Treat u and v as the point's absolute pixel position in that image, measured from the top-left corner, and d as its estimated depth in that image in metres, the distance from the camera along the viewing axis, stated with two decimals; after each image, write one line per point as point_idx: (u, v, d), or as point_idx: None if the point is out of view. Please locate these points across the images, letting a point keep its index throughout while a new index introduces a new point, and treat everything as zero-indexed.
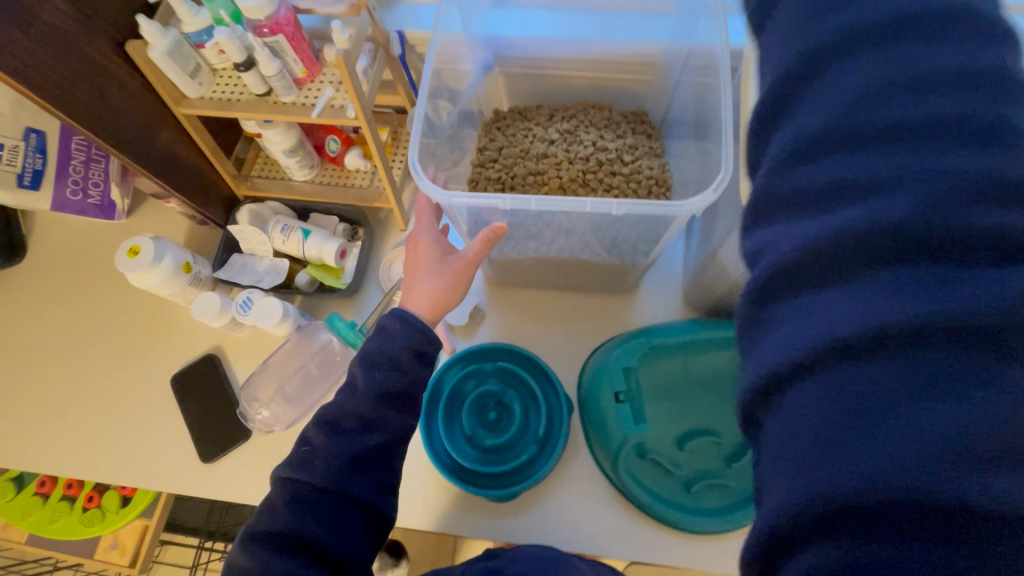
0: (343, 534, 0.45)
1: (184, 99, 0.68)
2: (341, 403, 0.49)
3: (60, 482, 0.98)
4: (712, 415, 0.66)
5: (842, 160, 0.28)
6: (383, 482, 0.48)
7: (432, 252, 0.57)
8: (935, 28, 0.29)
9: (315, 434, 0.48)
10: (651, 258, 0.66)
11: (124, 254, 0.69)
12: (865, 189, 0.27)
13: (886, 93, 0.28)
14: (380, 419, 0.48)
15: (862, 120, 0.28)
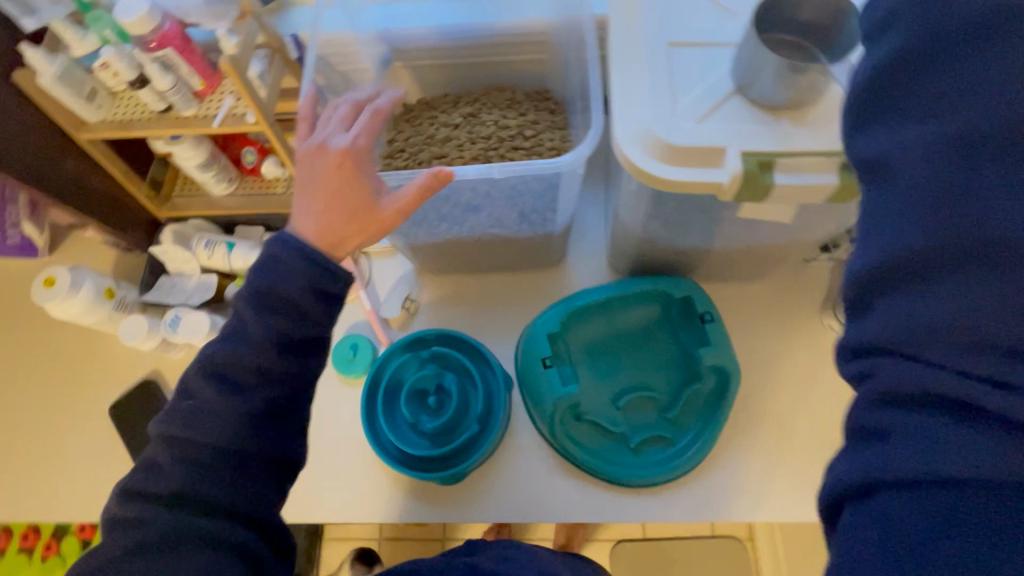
0: (243, 491, 0.45)
1: (84, 124, 0.67)
2: (226, 354, 0.46)
3: (16, 535, 0.95)
4: (640, 370, 0.70)
5: (960, 329, 0.27)
6: (277, 432, 0.47)
7: (359, 178, 0.50)
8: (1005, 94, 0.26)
9: (200, 388, 0.45)
10: (563, 225, 0.68)
11: (42, 286, 0.69)
12: (930, 301, 0.28)
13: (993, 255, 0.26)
14: (269, 371, 0.46)
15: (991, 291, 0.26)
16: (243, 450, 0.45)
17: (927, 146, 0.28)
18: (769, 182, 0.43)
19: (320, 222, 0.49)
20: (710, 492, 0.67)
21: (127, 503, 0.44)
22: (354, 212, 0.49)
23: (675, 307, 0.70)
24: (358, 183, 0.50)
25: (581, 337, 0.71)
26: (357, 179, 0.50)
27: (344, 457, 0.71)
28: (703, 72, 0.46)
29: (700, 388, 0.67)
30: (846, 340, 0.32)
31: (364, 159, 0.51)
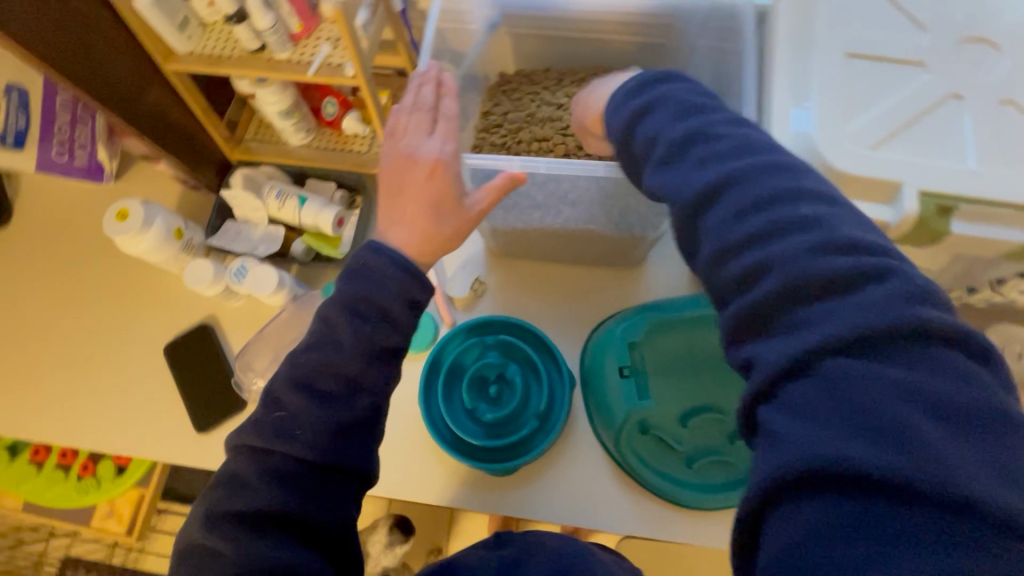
0: (334, 505, 0.41)
1: (172, 54, 0.64)
2: (320, 360, 0.43)
3: (54, 451, 0.96)
4: (716, 390, 0.65)
5: (795, 415, 0.27)
6: (368, 444, 0.43)
7: (452, 182, 0.48)
8: (844, 240, 0.30)
9: (291, 399, 0.42)
10: (660, 228, 0.64)
11: (112, 219, 0.67)
12: (785, 397, 0.28)
13: (855, 346, 0.27)
14: (364, 380, 0.43)
15: (837, 385, 0.26)
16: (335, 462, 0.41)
17: (789, 256, 0.30)
18: (944, 228, 0.40)
19: (411, 231, 0.47)
20: None
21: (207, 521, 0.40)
22: (446, 215, 0.47)
23: None
24: (453, 187, 0.48)
25: (658, 348, 0.67)
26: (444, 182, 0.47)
27: (396, 432, 0.70)
28: (883, 91, 0.42)
29: None
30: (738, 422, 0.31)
31: (452, 160, 0.48)
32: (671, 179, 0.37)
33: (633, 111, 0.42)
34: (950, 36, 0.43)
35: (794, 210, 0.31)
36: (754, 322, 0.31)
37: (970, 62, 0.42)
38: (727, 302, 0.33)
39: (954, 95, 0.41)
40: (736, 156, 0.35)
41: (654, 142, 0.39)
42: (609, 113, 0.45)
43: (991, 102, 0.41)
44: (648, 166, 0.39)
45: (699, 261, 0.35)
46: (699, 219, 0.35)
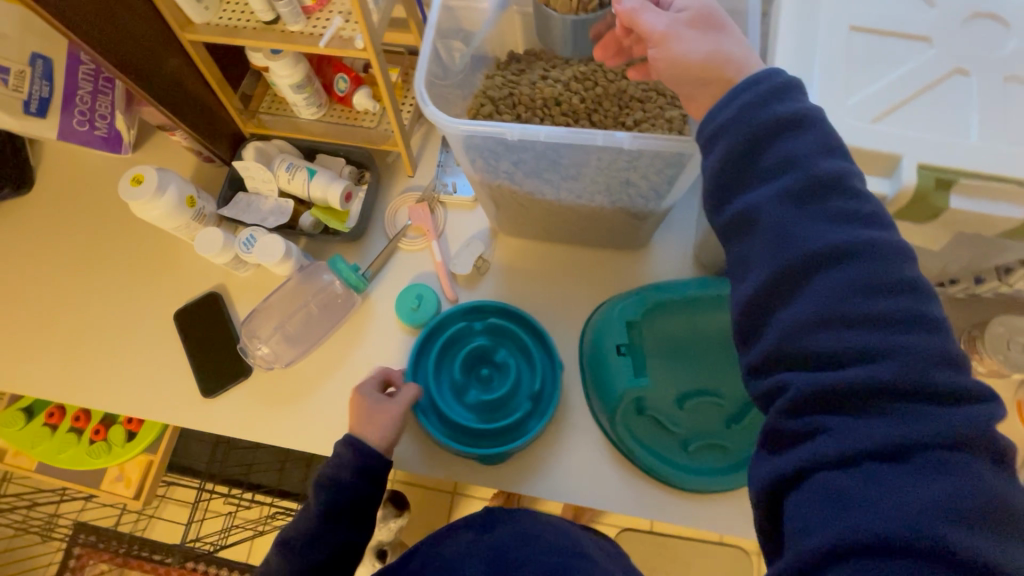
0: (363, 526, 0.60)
1: (190, 24, 0.66)
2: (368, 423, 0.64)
3: (68, 415, 0.99)
4: (714, 374, 0.66)
5: (870, 494, 0.32)
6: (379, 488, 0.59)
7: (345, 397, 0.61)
8: (931, 351, 0.34)
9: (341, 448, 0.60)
10: (664, 208, 0.64)
11: (128, 183, 0.69)
12: (860, 476, 0.33)
13: (931, 447, 0.32)
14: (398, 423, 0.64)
15: (914, 476, 0.32)
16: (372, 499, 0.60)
17: (884, 359, 0.34)
18: (943, 203, 0.39)
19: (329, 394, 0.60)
20: None
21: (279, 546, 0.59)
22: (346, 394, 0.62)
23: None
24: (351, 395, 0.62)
25: (658, 330, 0.67)
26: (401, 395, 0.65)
27: None
28: (889, 63, 0.41)
29: None
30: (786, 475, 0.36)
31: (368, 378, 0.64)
32: (793, 224, 0.38)
33: (770, 123, 0.40)
34: (957, 12, 0.42)
35: (906, 305, 0.35)
36: (847, 392, 0.35)
37: (981, 39, 0.42)
38: (812, 366, 0.36)
39: (960, 70, 0.41)
40: (862, 230, 0.37)
41: (783, 172, 0.39)
42: (722, 106, 0.42)
43: (998, 78, 0.40)
44: (758, 193, 0.40)
45: (788, 314, 0.38)
46: (807, 280, 0.37)
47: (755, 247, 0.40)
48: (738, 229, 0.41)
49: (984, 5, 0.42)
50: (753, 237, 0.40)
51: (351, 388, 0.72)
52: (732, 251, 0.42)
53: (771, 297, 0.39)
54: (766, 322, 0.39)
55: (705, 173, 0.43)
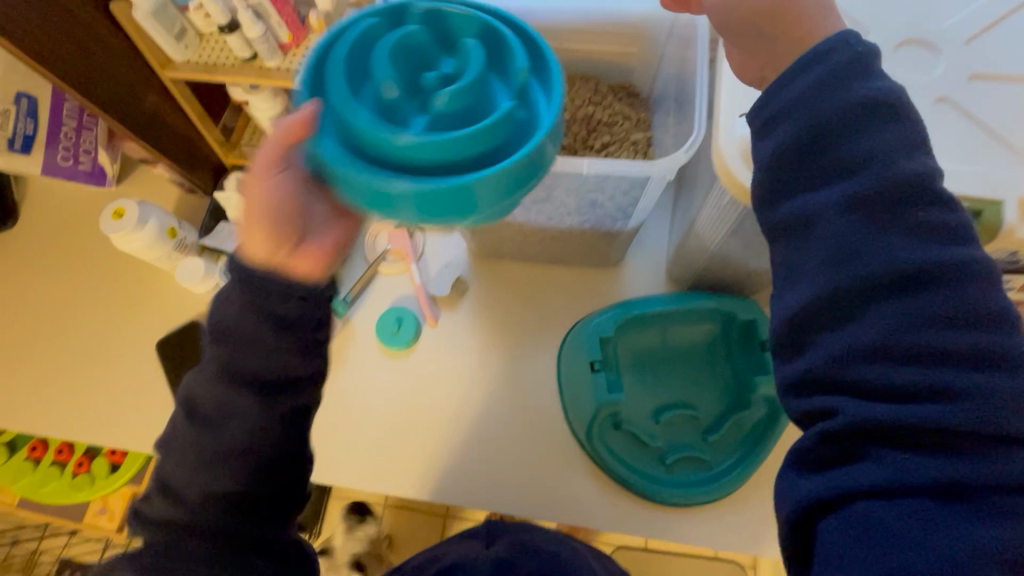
0: (261, 353, 0.43)
1: (170, 63, 0.68)
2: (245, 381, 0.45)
3: (51, 448, 0.98)
4: (687, 389, 0.68)
5: (942, 533, 0.32)
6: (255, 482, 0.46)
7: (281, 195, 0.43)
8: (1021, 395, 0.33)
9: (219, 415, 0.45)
10: (632, 227, 0.66)
11: (110, 217, 0.70)
12: (932, 511, 0.33)
13: (1004, 493, 0.32)
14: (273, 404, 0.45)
15: (986, 518, 0.32)
16: (273, 323, 0.43)
17: (972, 398, 0.33)
18: None
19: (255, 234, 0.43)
20: (751, 523, 0.64)
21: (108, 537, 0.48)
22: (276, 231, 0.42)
23: (736, 328, 0.68)
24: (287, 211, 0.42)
25: (631, 344, 0.70)
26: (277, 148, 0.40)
27: (379, 426, 0.71)
28: None
29: (748, 416, 0.66)
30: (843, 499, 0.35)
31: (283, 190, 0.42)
32: (866, 237, 0.36)
33: (842, 113, 0.38)
34: (889, 39, 0.45)
35: (987, 340, 0.34)
36: (915, 425, 0.34)
37: (912, 64, 0.44)
38: (892, 390, 0.35)
39: None
40: (939, 247, 0.36)
41: (848, 173, 0.37)
42: (775, 90, 0.41)
43: (929, 99, 0.43)
44: (822, 196, 0.38)
45: (851, 334, 0.36)
46: (874, 301, 0.36)
47: (810, 254, 0.38)
48: (791, 232, 0.40)
49: (913, 32, 0.45)
50: (814, 244, 0.38)
51: (332, 412, 0.72)
52: (785, 253, 0.40)
53: (835, 311, 0.37)
54: (825, 338, 0.38)
55: (767, 163, 0.41)
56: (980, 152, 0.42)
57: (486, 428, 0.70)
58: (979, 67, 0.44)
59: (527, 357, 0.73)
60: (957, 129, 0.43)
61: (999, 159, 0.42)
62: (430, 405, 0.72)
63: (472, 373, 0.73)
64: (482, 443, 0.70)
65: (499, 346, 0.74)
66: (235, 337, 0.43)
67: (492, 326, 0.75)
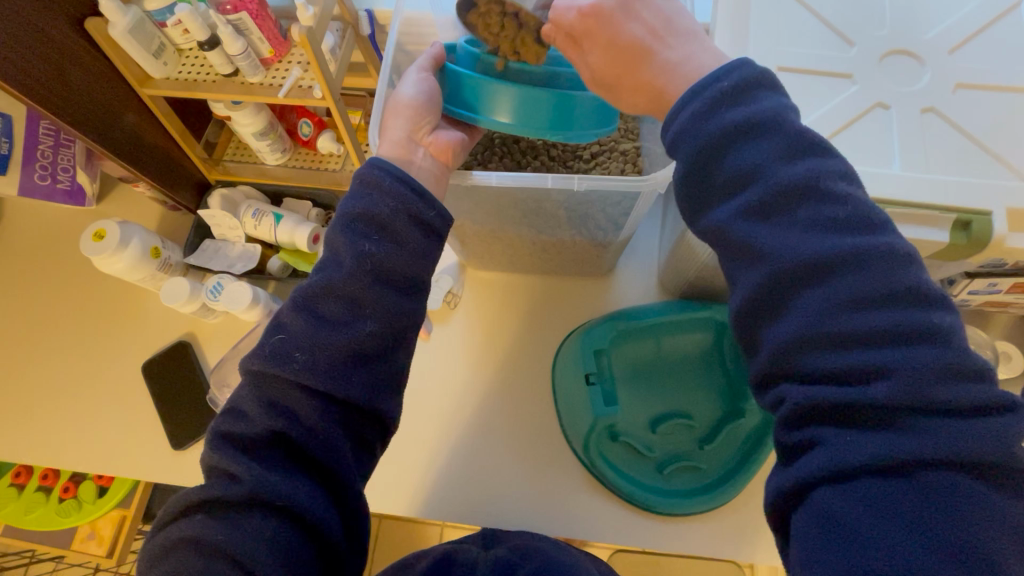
0: (409, 251, 0.47)
1: (149, 79, 0.66)
2: (326, 288, 0.46)
3: (35, 473, 0.95)
4: (681, 398, 0.68)
5: (891, 524, 0.30)
6: (338, 433, 0.44)
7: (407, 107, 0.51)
8: (955, 369, 0.32)
9: (294, 323, 0.45)
10: (623, 236, 0.66)
11: (90, 239, 0.69)
12: (875, 500, 0.31)
13: (960, 472, 0.31)
14: (364, 327, 0.45)
15: (940, 500, 0.30)
16: (417, 225, 0.48)
17: (896, 375, 0.32)
18: None
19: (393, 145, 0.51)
20: (749, 526, 0.64)
21: (156, 533, 0.43)
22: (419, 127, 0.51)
23: (727, 336, 0.69)
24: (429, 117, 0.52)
25: (626, 356, 0.69)
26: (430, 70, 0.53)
27: None
28: (817, 99, 0.44)
29: (744, 423, 0.66)
30: (801, 497, 0.34)
31: (410, 94, 0.51)
32: (771, 235, 0.36)
33: (722, 131, 0.38)
34: (876, 49, 0.45)
35: (905, 315, 0.33)
36: (844, 409, 0.33)
37: (899, 74, 0.45)
38: (811, 380, 0.34)
39: (881, 104, 0.44)
40: (846, 233, 0.35)
41: (751, 178, 0.37)
42: (673, 116, 0.41)
43: (916, 109, 0.43)
44: (727, 206, 0.38)
45: (773, 333, 0.36)
46: (792, 294, 0.35)
47: (733, 263, 0.38)
48: (719, 251, 0.39)
49: (900, 43, 0.45)
50: (731, 252, 0.38)
51: None
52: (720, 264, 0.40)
53: (760, 314, 0.37)
54: (757, 341, 0.38)
55: (676, 180, 0.41)
56: (966, 163, 0.42)
57: (481, 443, 0.70)
58: (965, 76, 0.44)
59: (520, 369, 0.73)
60: (943, 139, 0.43)
61: (984, 168, 0.42)
62: (424, 421, 0.71)
63: (465, 386, 0.72)
64: (477, 457, 0.69)
65: (493, 358, 0.74)
66: (384, 236, 0.47)
67: (485, 339, 0.75)
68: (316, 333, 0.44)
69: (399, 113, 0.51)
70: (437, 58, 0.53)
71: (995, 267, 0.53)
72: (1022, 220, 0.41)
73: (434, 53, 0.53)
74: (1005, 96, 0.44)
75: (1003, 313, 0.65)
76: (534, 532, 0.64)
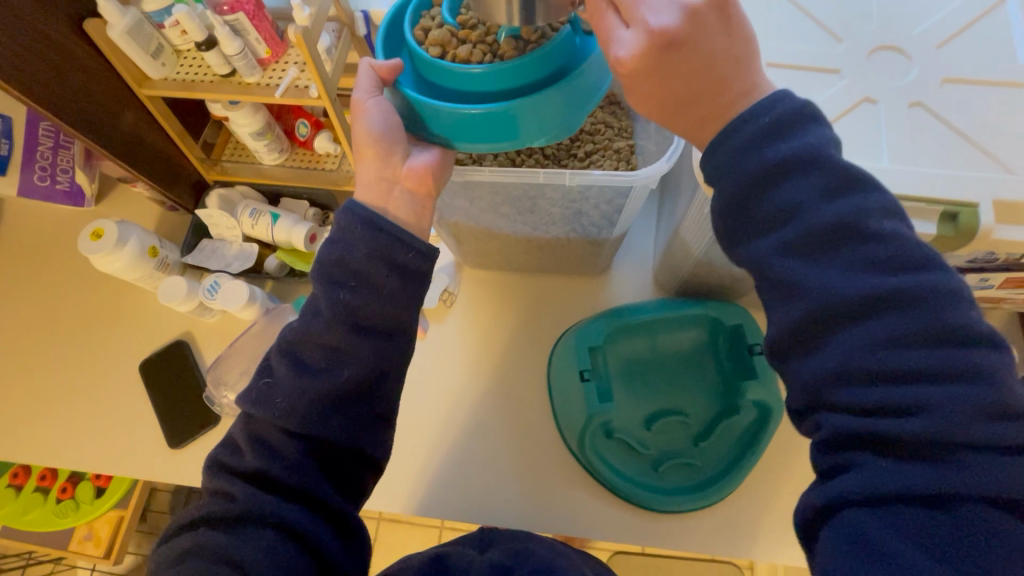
0: (386, 297, 0.46)
1: (147, 80, 0.67)
2: (306, 332, 0.46)
3: (34, 474, 0.95)
4: (675, 396, 0.69)
5: (923, 552, 0.31)
6: (326, 465, 0.45)
7: (371, 145, 0.50)
8: (997, 407, 0.32)
9: (279, 365, 0.46)
10: (618, 234, 0.66)
11: (88, 238, 0.69)
12: (908, 531, 0.31)
13: (992, 504, 0.31)
14: (345, 365, 0.45)
15: (972, 532, 0.31)
16: (394, 270, 0.46)
17: (936, 412, 0.32)
18: None
19: (367, 189, 0.50)
20: (744, 524, 0.64)
21: (161, 546, 0.44)
22: (385, 166, 0.50)
23: (723, 333, 0.69)
24: (395, 156, 0.50)
25: (620, 353, 0.70)
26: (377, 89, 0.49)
27: None
28: (805, 96, 0.45)
29: (739, 420, 0.66)
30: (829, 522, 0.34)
31: (370, 132, 0.50)
32: (809, 270, 0.36)
33: (761, 164, 0.38)
34: (865, 44, 0.46)
35: (953, 357, 0.33)
36: (881, 442, 0.33)
37: (888, 69, 0.45)
38: (850, 414, 0.34)
39: (869, 99, 0.44)
40: (888, 272, 0.34)
41: (788, 213, 0.37)
42: (711, 152, 0.40)
43: (904, 104, 0.44)
44: (764, 239, 0.38)
45: (809, 367, 0.36)
46: (831, 330, 0.35)
47: (769, 296, 0.38)
48: (756, 280, 0.39)
49: (887, 39, 0.46)
50: (765, 284, 0.38)
51: None
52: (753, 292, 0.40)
53: (802, 349, 0.37)
54: (790, 372, 0.38)
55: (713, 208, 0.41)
56: (956, 157, 0.42)
57: (477, 442, 0.70)
58: (952, 71, 0.45)
59: (517, 367, 0.73)
60: (933, 136, 0.43)
61: (973, 163, 0.42)
62: (420, 420, 0.71)
63: (461, 384, 0.73)
64: (473, 456, 0.69)
65: (489, 356, 0.74)
66: (361, 283, 0.45)
67: (482, 337, 0.75)
68: (297, 378, 0.44)
69: (364, 152, 0.50)
70: (376, 75, 0.49)
71: (987, 262, 0.53)
72: (1011, 213, 0.41)
73: (373, 69, 0.49)
74: (994, 91, 0.44)
75: (998, 309, 0.65)
76: (530, 532, 0.64)
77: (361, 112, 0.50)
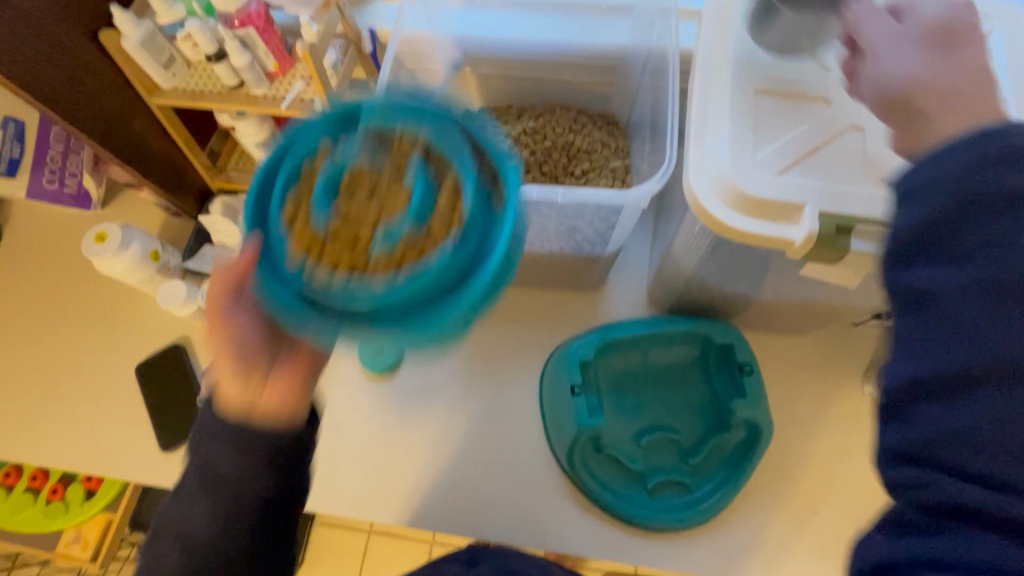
0: (258, 477, 0.44)
1: (158, 89, 0.69)
2: (183, 520, 0.45)
3: (26, 473, 0.96)
4: (666, 411, 0.69)
5: None
6: None
7: (232, 382, 0.45)
8: None
9: (165, 533, 0.45)
10: (611, 251, 0.67)
11: (92, 240, 0.71)
12: None
13: None
14: (240, 513, 0.44)
15: None
16: (270, 458, 0.45)
17: None
18: (847, 246, 0.44)
19: (225, 380, 0.45)
20: (731, 546, 0.64)
21: None
22: (244, 361, 0.45)
23: (714, 351, 0.69)
24: (242, 331, 0.45)
25: (612, 368, 0.71)
26: (244, 295, 0.44)
27: (361, 451, 0.71)
28: (792, 123, 0.46)
29: (730, 437, 0.66)
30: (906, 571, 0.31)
31: (229, 362, 0.45)
32: (986, 327, 0.30)
33: (983, 189, 0.30)
34: None
35: None
36: (1008, 520, 0.28)
37: None
38: (981, 484, 0.29)
39: (855, 127, 0.46)
40: None
41: (987, 254, 0.30)
42: (929, 161, 0.33)
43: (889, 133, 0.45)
44: (940, 269, 0.32)
45: (944, 415, 0.31)
46: (988, 393, 0.29)
47: (922, 331, 0.32)
48: (900, 307, 0.34)
49: None
50: (923, 319, 0.32)
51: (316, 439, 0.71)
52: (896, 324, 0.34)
53: (913, 388, 0.32)
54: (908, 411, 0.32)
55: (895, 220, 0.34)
56: None
57: (467, 454, 0.70)
58: None
59: (509, 381, 0.73)
60: (919, 162, 0.44)
61: None
62: (411, 431, 0.72)
63: (454, 396, 0.73)
64: (463, 468, 0.69)
65: (482, 369, 0.74)
66: (230, 477, 0.44)
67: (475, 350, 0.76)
68: (185, 552, 0.44)
69: (215, 347, 0.45)
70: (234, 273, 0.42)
71: None
72: None
73: (229, 271, 0.43)
74: None
75: None
76: (516, 548, 0.64)
77: (216, 318, 0.44)
